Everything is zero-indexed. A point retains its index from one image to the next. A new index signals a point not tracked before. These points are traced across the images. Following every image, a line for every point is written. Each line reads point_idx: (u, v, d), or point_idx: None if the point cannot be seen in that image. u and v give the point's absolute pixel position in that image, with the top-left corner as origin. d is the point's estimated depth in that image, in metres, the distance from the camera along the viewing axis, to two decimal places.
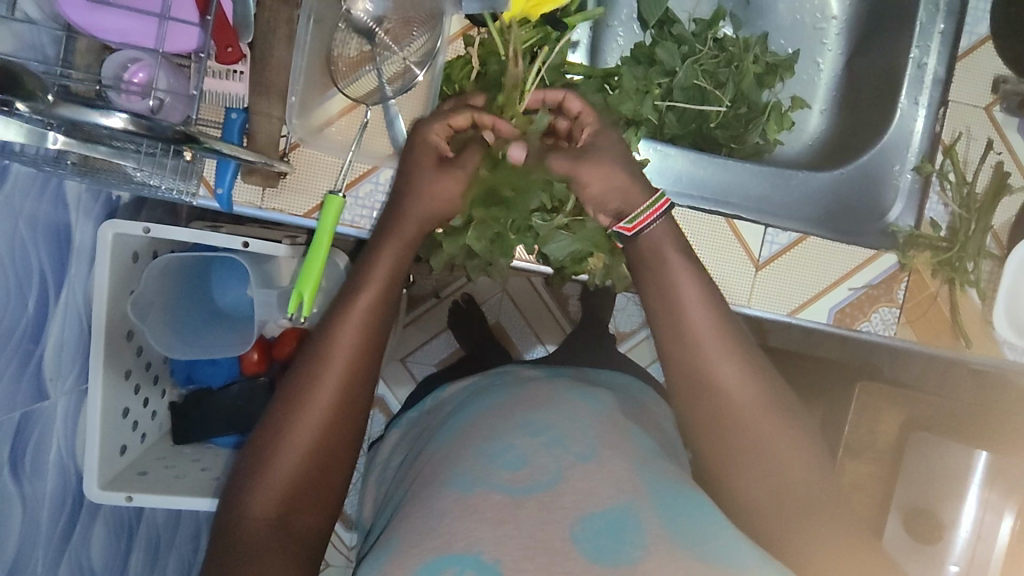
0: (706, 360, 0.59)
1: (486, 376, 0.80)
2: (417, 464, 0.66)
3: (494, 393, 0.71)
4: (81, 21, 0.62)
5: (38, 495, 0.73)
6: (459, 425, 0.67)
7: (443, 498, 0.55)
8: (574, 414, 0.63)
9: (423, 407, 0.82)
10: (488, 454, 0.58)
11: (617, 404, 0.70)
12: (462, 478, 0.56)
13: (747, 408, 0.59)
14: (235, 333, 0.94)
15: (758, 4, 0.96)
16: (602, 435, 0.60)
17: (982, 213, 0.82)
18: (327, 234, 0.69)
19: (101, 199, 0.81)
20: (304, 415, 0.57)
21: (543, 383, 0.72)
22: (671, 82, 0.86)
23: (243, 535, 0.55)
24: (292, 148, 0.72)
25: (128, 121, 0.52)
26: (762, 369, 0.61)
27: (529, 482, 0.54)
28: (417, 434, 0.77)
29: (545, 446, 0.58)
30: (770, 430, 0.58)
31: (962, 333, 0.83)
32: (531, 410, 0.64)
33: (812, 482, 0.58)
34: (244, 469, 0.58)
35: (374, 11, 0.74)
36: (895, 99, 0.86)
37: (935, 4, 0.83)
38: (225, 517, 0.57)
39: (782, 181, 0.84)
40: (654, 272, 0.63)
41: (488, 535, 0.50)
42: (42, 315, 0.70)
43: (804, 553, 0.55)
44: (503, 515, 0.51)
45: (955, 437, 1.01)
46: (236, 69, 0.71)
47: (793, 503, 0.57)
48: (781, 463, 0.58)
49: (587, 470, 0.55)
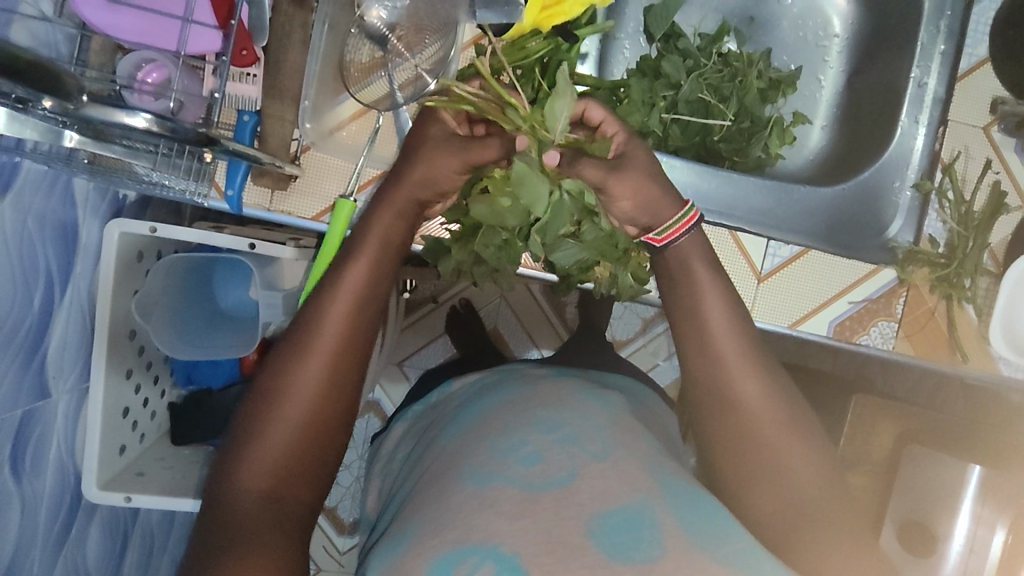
0: (729, 368, 0.61)
1: (493, 373, 0.80)
2: (426, 458, 0.66)
3: (501, 390, 0.72)
4: (99, 21, 0.62)
5: (36, 495, 0.72)
6: (469, 419, 0.68)
7: (458, 491, 0.55)
8: (586, 414, 0.63)
9: (428, 402, 0.82)
10: (501, 449, 0.59)
11: (626, 406, 0.70)
12: (476, 473, 0.56)
13: (764, 418, 0.59)
14: (240, 332, 0.94)
15: (762, 21, 0.98)
16: (616, 435, 0.61)
17: (979, 231, 0.83)
18: (337, 237, 0.69)
19: (107, 198, 0.81)
20: (296, 387, 0.57)
21: (554, 381, 0.73)
22: (676, 95, 0.88)
23: (236, 509, 0.54)
24: (302, 151, 0.72)
25: (151, 121, 0.52)
26: (782, 382, 0.62)
27: (547, 478, 0.55)
28: (424, 427, 0.77)
29: (559, 444, 0.58)
30: (784, 437, 0.59)
31: (959, 348, 0.84)
32: (544, 406, 0.64)
33: (820, 490, 0.58)
34: (234, 443, 0.57)
35: (388, 18, 0.75)
36: (896, 118, 0.87)
37: (936, 25, 0.85)
38: (215, 494, 0.56)
39: (784, 195, 0.86)
40: (687, 288, 0.65)
41: (503, 527, 0.50)
42: (47, 313, 0.70)
43: (811, 557, 0.55)
44: (519, 510, 0.51)
45: (949, 451, 1.01)
46: (250, 72, 0.72)
47: (811, 506, 0.57)
48: (795, 469, 0.58)
49: (602, 467, 0.56)
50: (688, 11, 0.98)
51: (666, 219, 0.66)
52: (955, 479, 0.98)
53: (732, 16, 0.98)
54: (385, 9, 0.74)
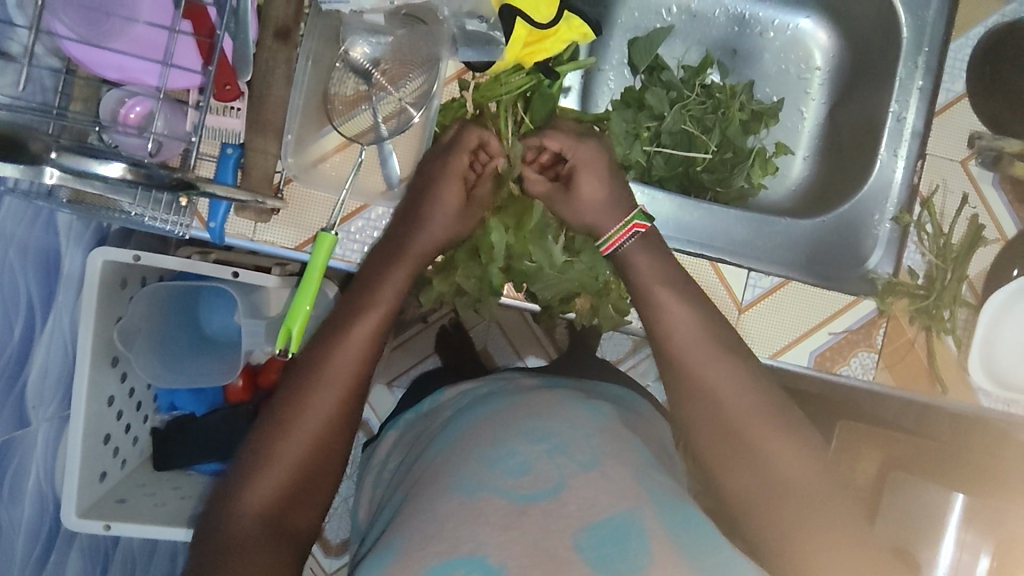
0: (704, 376, 0.65)
1: (485, 383, 0.80)
2: (416, 467, 0.66)
3: (493, 400, 0.72)
4: (81, 56, 0.62)
5: (14, 521, 0.72)
6: (460, 428, 0.68)
7: (446, 501, 0.56)
8: (576, 423, 0.63)
9: (420, 410, 0.82)
10: (489, 459, 0.59)
11: (616, 415, 0.70)
12: (464, 484, 0.57)
13: (749, 418, 0.63)
14: (223, 361, 0.93)
15: (745, 53, 1.00)
16: (605, 445, 0.61)
17: (958, 264, 0.84)
18: (319, 268, 0.71)
19: (92, 226, 0.81)
20: (302, 419, 0.61)
21: (543, 391, 0.73)
22: (659, 126, 0.89)
23: (236, 533, 0.56)
24: (286, 183, 0.73)
25: (127, 169, 0.52)
26: (756, 381, 0.65)
27: (534, 489, 0.55)
28: (415, 436, 0.77)
29: (548, 453, 0.59)
30: (767, 428, 0.62)
31: (938, 379, 0.85)
32: (533, 416, 0.64)
33: (808, 478, 0.61)
34: (240, 468, 0.60)
35: (372, 53, 0.77)
36: (875, 150, 0.88)
37: (915, 61, 0.86)
38: (214, 518, 0.58)
39: (765, 227, 0.86)
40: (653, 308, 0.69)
41: (491, 538, 0.51)
42: (27, 343, 0.70)
43: (801, 541, 0.58)
44: (507, 521, 0.52)
45: (931, 477, 1.02)
46: (234, 106, 0.72)
47: (787, 505, 0.60)
48: (775, 469, 0.61)
49: (589, 478, 0.56)
50: (672, 44, 0.99)
51: (609, 228, 0.74)
52: (938, 506, 0.98)
53: (716, 48, 1.00)
54: (369, 45, 0.77)
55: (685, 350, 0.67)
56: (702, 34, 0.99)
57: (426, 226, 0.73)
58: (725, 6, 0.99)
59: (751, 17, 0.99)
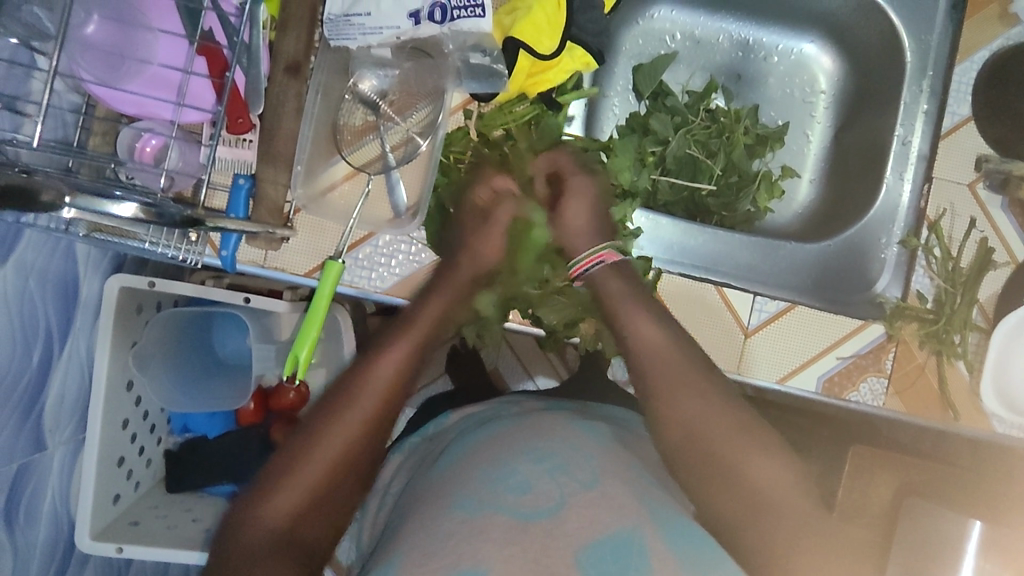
0: (673, 383, 0.65)
1: (489, 407, 0.80)
2: (417, 490, 0.67)
3: (496, 422, 0.72)
4: (100, 92, 0.65)
5: (30, 541, 0.74)
6: (459, 450, 0.69)
7: (448, 519, 0.56)
8: (577, 444, 0.64)
9: (425, 433, 0.82)
10: (492, 478, 0.59)
11: (619, 438, 0.70)
12: (467, 502, 0.57)
13: (718, 428, 0.62)
14: (234, 385, 0.95)
15: (749, 78, 1.01)
16: (605, 466, 0.61)
17: (968, 287, 0.83)
18: (326, 295, 0.72)
19: (110, 254, 0.84)
20: (337, 426, 0.61)
21: (546, 413, 0.73)
22: (664, 150, 0.90)
23: (258, 538, 0.56)
24: (295, 213, 0.75)
25: (139, 209, 0.54)
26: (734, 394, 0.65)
27: (535, 508, 0.56)
28: (419, 460, 0.77)
29: (548, 473, 0.59)
30: (739, 439, 0.61)
31: (950, 405, 0.83)
32: (537, 437, 0.65)
33: (782, 486, 0.59)
34: (267, 474, 0.60)
35: (379, 86, 0.81)
36: (882, 174, 0.88)
37: (918, 85, 0.86)
38: (238, 523, 0.58)
39: (772, 251, 0.87)
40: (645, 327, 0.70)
41: (492, 553, 0.51)
42: (45, 369, 0.72)
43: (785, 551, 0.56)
44: (509, 538, 0.53)
45: (948, 505, 1.00)
46: (247, 138, 0.75)
47: (767, 517, 0.58)
48: (760, 487, 0.59)
49: (589, 498, 0.56)
50: (676, 69, 1.01)
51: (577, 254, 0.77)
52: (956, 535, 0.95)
53: (719, 73, 1.01)
54: (377, 78, 0.80)
55: (670, 366, 0.66)
56: (705, 60, 1.00)
57: (468, 248, 0.76)
58: (729, 32, 1.00)
59: (755, 42, 1.00)
